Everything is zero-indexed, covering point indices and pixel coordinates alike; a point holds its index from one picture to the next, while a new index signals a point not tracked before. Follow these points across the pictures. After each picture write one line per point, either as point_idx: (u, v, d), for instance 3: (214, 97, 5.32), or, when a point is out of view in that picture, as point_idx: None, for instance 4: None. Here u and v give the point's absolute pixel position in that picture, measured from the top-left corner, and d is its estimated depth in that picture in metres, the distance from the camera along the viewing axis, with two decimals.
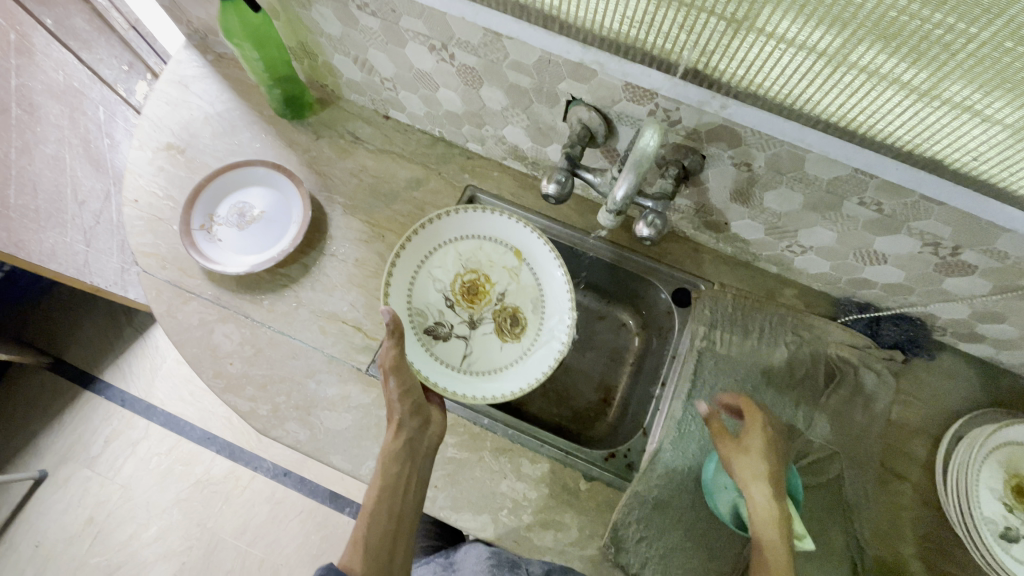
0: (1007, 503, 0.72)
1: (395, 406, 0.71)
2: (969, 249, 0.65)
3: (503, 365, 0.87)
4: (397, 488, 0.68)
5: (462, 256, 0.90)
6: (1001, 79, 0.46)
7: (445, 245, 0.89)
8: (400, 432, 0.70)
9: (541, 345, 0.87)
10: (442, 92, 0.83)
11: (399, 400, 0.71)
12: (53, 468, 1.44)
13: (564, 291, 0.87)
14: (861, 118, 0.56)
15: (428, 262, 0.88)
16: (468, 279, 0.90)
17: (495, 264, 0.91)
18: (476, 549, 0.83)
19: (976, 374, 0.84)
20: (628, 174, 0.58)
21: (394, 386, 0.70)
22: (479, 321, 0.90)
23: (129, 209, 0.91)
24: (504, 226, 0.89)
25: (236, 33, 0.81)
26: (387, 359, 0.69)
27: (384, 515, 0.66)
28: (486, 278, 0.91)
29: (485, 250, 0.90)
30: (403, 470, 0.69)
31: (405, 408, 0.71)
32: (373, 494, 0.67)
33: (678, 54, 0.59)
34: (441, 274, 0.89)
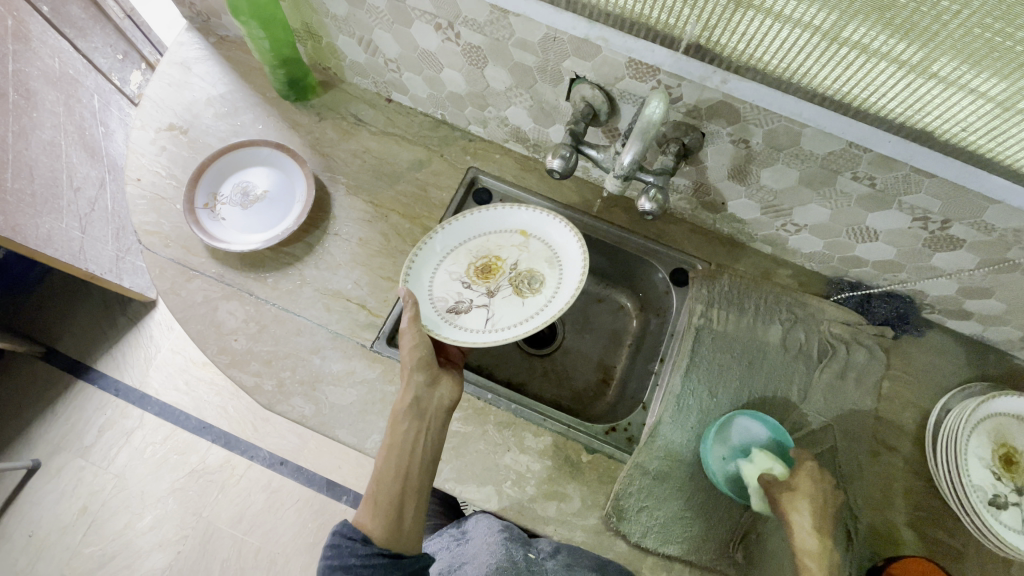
0: (995, 471, 0.74)
1: (405, 366, 0.74)
2: (957, 222, 0.67)
3: (528, 315, 0.82)
4: (405, 446, 0.70)
5: (472, 250, 0.89)
6: (988, 49, 0.49)
7: (454, 240, 0.88)
8: (409, 390, 0.73)
9: (559, 288, 0.83)
10: (447, 73, 0.85)
11: (407, 359, 0.74)
12: (45, 458, 1.43)
13: (576, 242, 0.85)
14: (856, 91, 0.58)
15: (443, 262, 0.87)
16: (480, 263, 0.88)
17: (503, 245, 0.89)
18: (487, 520, 0.82)
19: (964, 350, 0.87)
20: (635, 141, 0.61)
21: (404, 345, 0.74)
22: (498, 289, 0.86)
23: (132, 188, 0.91)
24: (507, 212, 0.89)
25: (243, 11, 0.81)
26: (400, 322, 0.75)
27: (393, 472, 0.69)
28: (497, 257, 0.88)
29: (493, 239, 0.90)
30: (410, 429, 0.71)
31: (414, 367, 0.74)
32: (385, 452, 0.71)
33: (681, 29, 0.61)
34: (455, 266, 0.87)
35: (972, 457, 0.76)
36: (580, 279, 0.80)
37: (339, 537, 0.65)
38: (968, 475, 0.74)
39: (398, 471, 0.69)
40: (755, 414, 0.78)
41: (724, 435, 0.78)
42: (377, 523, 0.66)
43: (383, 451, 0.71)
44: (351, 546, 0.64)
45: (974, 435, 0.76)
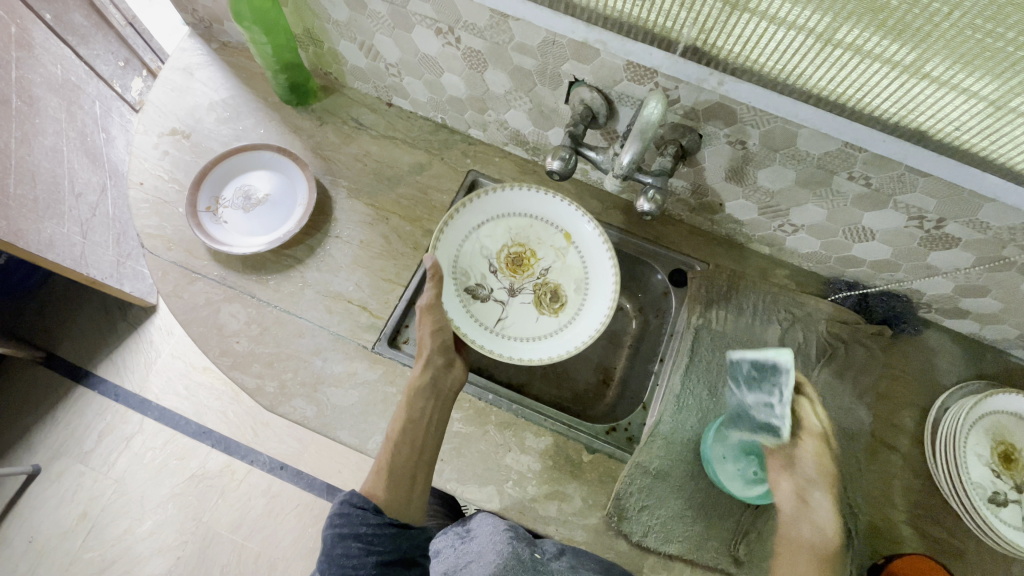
0: (995, 468, 0.75)
1: (424, 345, 0.77)
2: (951, 221, 0.68)
3: (537, 335, 0.86)
4: (420, 423, 0.74)
5: (513, 229, 0.91)
6: (980, 49, 0.50)
7: (500, 215, 0.89)
8: (426, 369, 0.76)
9: (579, 326, 0.86)
10: (447, 77, 0.86)
11: (426, 338, 0.77)
12: (45, 463, 1.42)
13: (609, 270, 0.86)
14: (850, 92, 0.59)
15: (479, 229, 0.89)
16: (514, 251, 0.91)
17: (543, 242, 0.91)
18: (490, 521, 0.76)
19: (961, 349, 0.88)
20: (634, 142, 0.62)
21: (425, 324, 0.77)
22: (519, 290, 0.90)
23: (135, 192, 0.92)
24: (557, 210, 0.89)
25: (246, 17, 0.82)
26: (422, 301, 0.78)
27: (408, 446, 0.73)
28: (532, 252, 0.91)
29: (536, 227, 0.91)
30: (425, 407, 0.75)
31: (433, 348, 0.77)
32: (398, 424, 0.74)
33: (678, 32, 0.62)
34: (490, 241, 0.90)
35: (971, 454, 0.76)
36: (600, 324, 0.82)
37: (350, 506, 0.70)
38: (967, 472, 0.75)
39: (412, 446, 0.73)
40: None
41: (722, 434, 0.78)
42: (388, 493, 0.71)
43: (394, 423, 0.75)
44: (363, 514, 0.69)
45: (974, 432, 0.77)
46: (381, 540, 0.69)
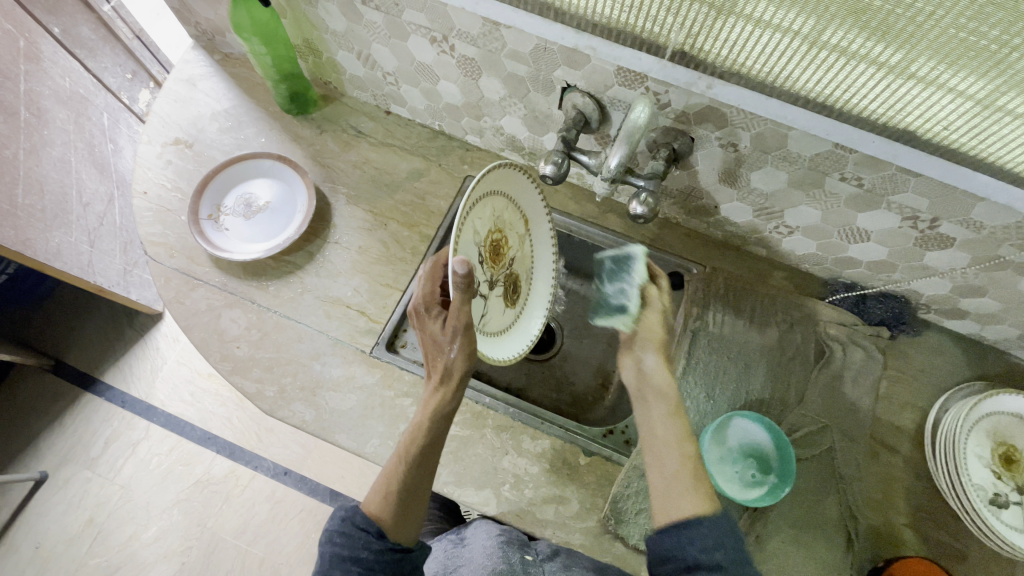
0: (995, 470, 0.74)
1: (455, 366, 0.70)
2: (945, 220, 0.68)
3: (502, 329, 0.84)
4: (441, 446, 0.70)
5: (494, 211, 0.79)
6: (964, 48, 0.50)
7: (488, 196, 0.76)
8: (455, 392, 0.71)
9: (529, 313, 0.90)
10: (442, 84, 0.87)
11: (462, 361, 0.70)
12: (53, 469, 1.44)
13: (550, 258, 0.91)
14: (837, 93, 0.60)
15: (472, 211, 0.72)
16: (495, 238, 0.80)
17: (513, 228, 0.83)
18: (486, 526, 0.82)
19: (961, 349, 0.87)
20: (621, 144, 0.63)
21: (461, 346, 0.70)
22: (495, 283, 0.82)
23: (139, 201, 0.94)
24: (528, 196, 0.85)
25: (245, 28, 0.85)
26: (459, 318, 0.68)
27: (428, 472, 0.68)
28: (506, 239, 0.82)
29: (510, 211, 0.82)
30: (447, 429, 0.71)
31: (463, 369, 0.71)
32: (420, 448, 0.68)
33: (666, 37, 0.63)
34: (479, 225, 0.75)
35: (972, 456, 0.75)
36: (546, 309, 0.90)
37: (352, 526, 0.63)
38: (968, 475, 0.74)
39: (431, 471, 0.69)
40: (753, 415, 0.79)
41: (721, 437, 0.79)
42: (401, 523, 0.65)
43: (413, 446, 0.68)
44: (364, 538, 0.63)
45: (973, 434, 0.77)
46: (382, 566, 0.62)
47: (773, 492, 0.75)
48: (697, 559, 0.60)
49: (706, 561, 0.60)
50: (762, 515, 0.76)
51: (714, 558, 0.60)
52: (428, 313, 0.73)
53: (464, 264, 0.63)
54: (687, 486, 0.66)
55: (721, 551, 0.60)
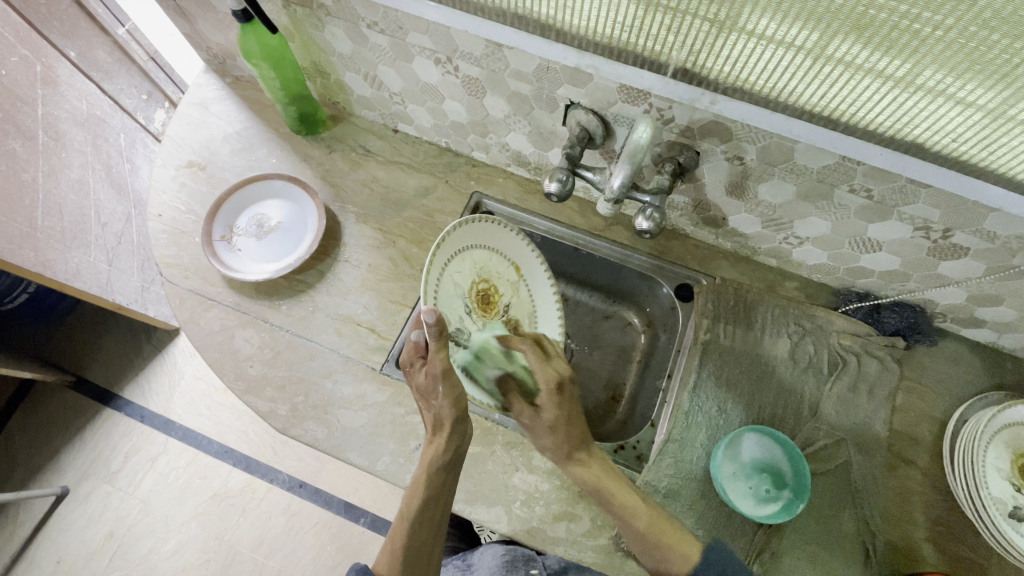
0: (1014, 482, 0.72)
1: (443, 415, 0.72)
2: (958, 231, 0.67)
3: None
4: (441, 497, 0.72)
5: (476, 263, 0.84)
6: (970, 61, 0.50)
7: (469, 249, 0.81)
8: (448, 441, 0.72)
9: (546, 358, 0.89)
10: (448, 103, 0.88)
11: (448, 412, 0.71)
12: (74, 484, 1.47)
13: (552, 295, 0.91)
14: (842, 107, 0.60)
15: (450, 265, 0.78)
16: (483, 288, 0.85)
17: (502, 276, 0.88)
18: (493, 549, 0.88)
19: (979, 358, 0.85)
20: (624, 164, 0.64)
21: (444, 393, 0.71)
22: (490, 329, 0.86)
23: (154, 223, 0.96)
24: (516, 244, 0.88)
25: (254, 54, 0.86)
26: (437, 365, 0.70)
27: (431, 523, 0.71)
28: (496, 289, 0.87)
29: (495, 261, 0.87)
30: (445, 478, 0.72)
31: (452, 417, 0.72)
32: (419, 503, 0.70)
33: (668, 55, 0.63)
34: (461, 278, 0.81)
35: (990, 468, 0.74)
36: None
37: None
38: (987, 487, 0.72)
39: (433, 522, 0.71)
40: (764, 429, 0.78)
41: (734, 452, 0.78)
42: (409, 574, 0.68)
43: (413, 501, 0.71)
44: None
45: (992, 445, 0.75)
46: None
47: (788, 508, 0.73)
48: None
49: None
50: (777, 532, 0.75)
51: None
52: (415, 366, 0.76)
53: (432, 313, 0.66)
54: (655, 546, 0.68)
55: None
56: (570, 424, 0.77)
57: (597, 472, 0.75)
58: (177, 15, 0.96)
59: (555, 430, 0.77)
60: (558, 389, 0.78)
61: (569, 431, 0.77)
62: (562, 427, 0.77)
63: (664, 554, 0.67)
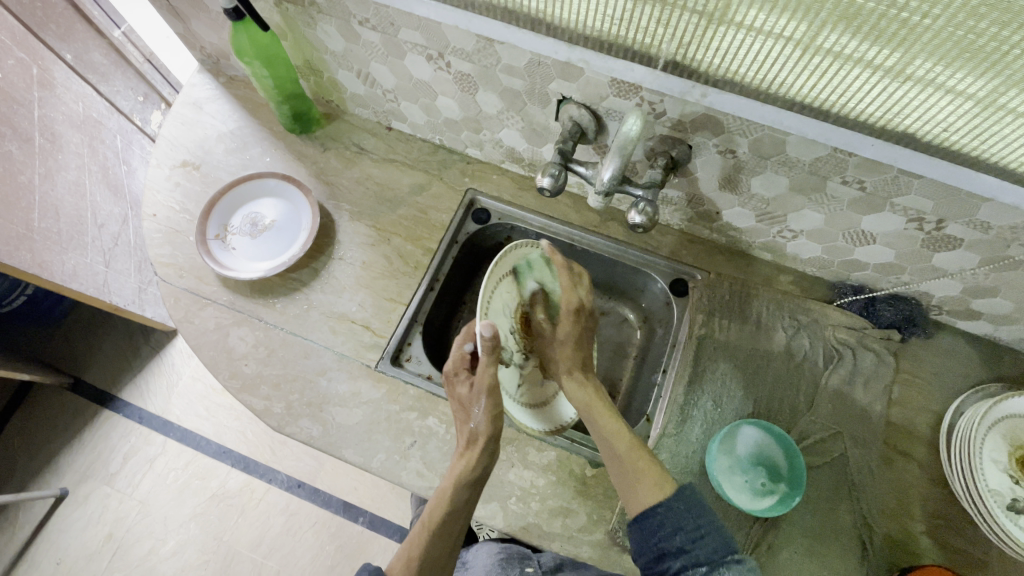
0: (1012, 475, 0.72)
1: (479, 431, 0.73)
2: (952, 222, 0.67)
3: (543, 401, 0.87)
4: (464, 515, 0.70)
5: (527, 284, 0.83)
6: (959, 49, 0.49)
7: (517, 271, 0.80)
8: (479, 456, 0.72)
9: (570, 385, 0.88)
10: (441, 100, 0.88)
11: (488, 425, 0.73)
12: (73, 486, 1.47)
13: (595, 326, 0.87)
14: (833, 98, 0.60)
15: (500, 286, 0.77)
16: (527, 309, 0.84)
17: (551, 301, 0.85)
18: (487, 547, 0.87)
19: (976, 351, 0.85)
20: (613, 156, 0.64)
21: (486, 408, 0.73)
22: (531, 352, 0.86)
23: (149, 223, 0.96)
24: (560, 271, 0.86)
25: (246, 52, 0.86)
26: (485, 380, 0.73)
27: (449, 540, 0.68)
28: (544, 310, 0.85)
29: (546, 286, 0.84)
30: (470, 498, 0.71)
31: (488, 435, 0.73)
32: (443, 514, 0.69)
33: (658, 48, 0.63)
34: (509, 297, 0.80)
35: (987, 460, 0.73)
36: None
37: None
38: (984, 480, 0.72)
39: (452, 538, 0.69)
40: (759, 422, 0.78)
41: (730, 446, 0.78)
42: None
43: (437, 512, 0.69)
44: None
45: (989, 437, 0.75)
46: None
47: (784, 501, 0.74)
48: (661, 548, 0.61)
49: (669, 549, 0.61)
50: (773, 526, 0.75)
51: (674, 543, 0.61)
52: (456, 377, 0.78)
53: (490, 327, 0.69)
54: (628, 478, 0.67)
55: (681, 534, 0.61)
56: (577, 347, 0.81)
57: (590, 395, 0.76)
58: (171, 15, 0.97)
59: (564, 345, 0.81)
60: (577, 313, 0.81)
61: (579, 351, 0.81)
62: (574, 343, 0.81)
63: (638, 478, 0.66)
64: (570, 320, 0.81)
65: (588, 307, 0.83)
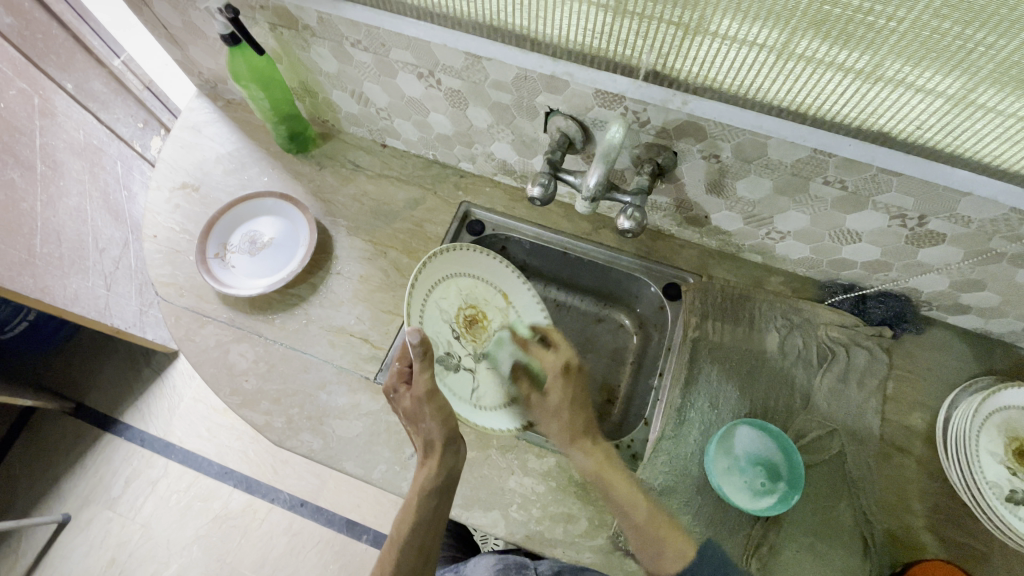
0: (1009, 466, 0.73)
1: (432, 436, 0.73)
2: (933, 217, 0.69)
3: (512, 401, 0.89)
4: (434, 520, 0.73)
5: (462, 291, 0.90)
6: (927, 50, 0.52)
7: (452, 278, 0.88)
8: (439, 463, 0.73)
9: None
10: (433, 116, 0.90)
11: (438, 431, 0.73)
12: (75, 511, 1.47)
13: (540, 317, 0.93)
14: (808, 100, 0.62)
15: (434, 291, 0.86)
16: (469, 314, 0.91)
17: (491, 303, 0.93)
18: (485, 560, 0.89)
19: (968, 345, 0.86)
20: (598, 164, 0.66)
21: (431, 413, 0.73)
22: (482, 355, 0.91)
23: (149, 244, 0.98)
24: (500, 273, 0.93)
25: (243, 76, 0.89)
26: (421, 387, 0.73)
27: (419, 544, 0.73)
28: (485, 314, 0.92)
29: (481, 288, 0.92)
30: (438, 503, 0.73)
31: (442, 438, 0.74)
32: (408, 527, 0.72)
33: (639, 59, 0.66)
34: (447, 304, 0.88)
35: (984, 452, 0.74)
36: None
37: None
38: (981, 471, 0.72)
39: (423, 546, 0.73)
40: (756, 422, 0.79)
41: (727, 446, 0.78)
42: None
43: (403, 525, 0.73)
44: None
45: (985, 429, 0.75)
46: None
47: (784, 500, 0.74)
48: None
49: None
50: (773, 525, 0.75)
51: None
52: (399, 393, 0.77)
53: (416, 333, 0.70)
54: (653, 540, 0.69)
55: None
56: (574, 409, 0.81)
57: (599, 458, 0.77)
58: (170, 43, 1.00)
59: (561, 414, 0.80)
60: (563, 374, 0.83)
61: (574, 416, 0.80)
62: (567, 409, 0.80)
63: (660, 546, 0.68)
64: (558, 380, 0.82)
65: (577, 366, 0.84)
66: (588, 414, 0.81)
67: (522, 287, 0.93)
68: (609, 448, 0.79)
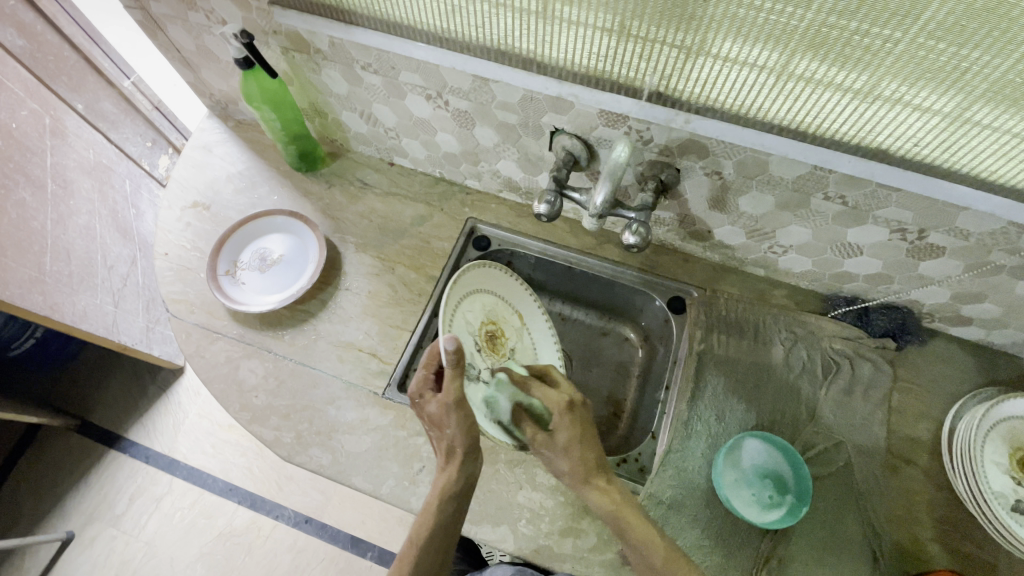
0: (1014, 476, 0.73)
1: (457, 443, 0.71)
2: (933, 231, 0.70)
3: None
4: (453, 525, 0.71)
5: (485, 306, 0.87)
6: (922, 71, 0.53)
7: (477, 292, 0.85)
8: (461, 469, 0.72)
9: None
10: (440, 136, 0.92)
11: (463, 439, 0.71)
12: (79, 529, 1.46)
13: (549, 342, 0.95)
14: (808, 119, 0.64)
15: (463, 303, 0.82)
16: (490, 329, 0.87)
17: (508, 321, 0.91)
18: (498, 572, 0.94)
19: (970, 356, 0.87)
20: (605, 182, 0.67)
21: (458, 421, 0.71)
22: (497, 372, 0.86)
23: (160, 262, 0.99)
24: (516, 292, 0.93)
25: (255, 97, 0.90)
26: (451, 394, 0.71)
27: (439, 550, 0.70)
28: (503, 331, 0.89)
29: (500, 306, 0.91)
30: (458, 508, 0.72)
31: (465, 445, 0.72)
32: (427, 531, 0.70)
33: (642, 81, 0.68)
34: (472, 317, 0.84)
35: (990, 463, 0.74)
36: None
37: None
38: (988, 481, 0.73)
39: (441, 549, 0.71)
40: (764, 435, 0.79)
41: (735, 459, 0.79)
42: None
43: (422, 528, 0.70)
44: None
45: (990, 440, 0.76)
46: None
47: (792, 513, 0.74)
48: None
49: None
50: (782, 538, 0.75)
51: None
52: (424, 398, 0.74)
53: (451, 340, 0.67)
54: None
55: None
56: (584, 446, 0.73)
57: (616, 500, 0.70)
58: (183, 66, 1.03)
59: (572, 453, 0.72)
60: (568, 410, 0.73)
61: (586, 454, 0.72)
62: (575, 448, 0.72)
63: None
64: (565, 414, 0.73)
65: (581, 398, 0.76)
66: (598, 451, 0.74)
67: (535, 310, 0.95)
68: (622, 485, 0.73)
